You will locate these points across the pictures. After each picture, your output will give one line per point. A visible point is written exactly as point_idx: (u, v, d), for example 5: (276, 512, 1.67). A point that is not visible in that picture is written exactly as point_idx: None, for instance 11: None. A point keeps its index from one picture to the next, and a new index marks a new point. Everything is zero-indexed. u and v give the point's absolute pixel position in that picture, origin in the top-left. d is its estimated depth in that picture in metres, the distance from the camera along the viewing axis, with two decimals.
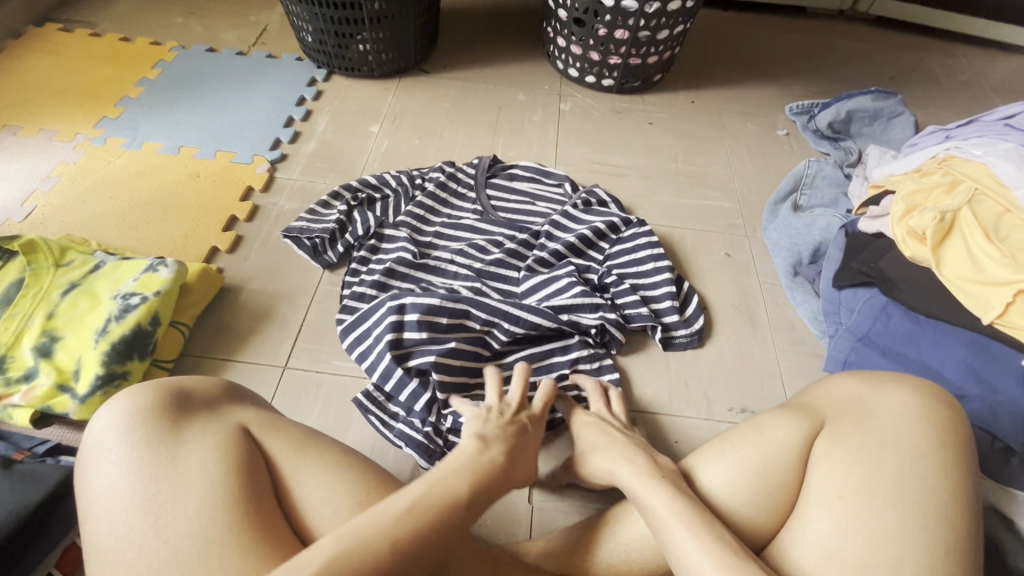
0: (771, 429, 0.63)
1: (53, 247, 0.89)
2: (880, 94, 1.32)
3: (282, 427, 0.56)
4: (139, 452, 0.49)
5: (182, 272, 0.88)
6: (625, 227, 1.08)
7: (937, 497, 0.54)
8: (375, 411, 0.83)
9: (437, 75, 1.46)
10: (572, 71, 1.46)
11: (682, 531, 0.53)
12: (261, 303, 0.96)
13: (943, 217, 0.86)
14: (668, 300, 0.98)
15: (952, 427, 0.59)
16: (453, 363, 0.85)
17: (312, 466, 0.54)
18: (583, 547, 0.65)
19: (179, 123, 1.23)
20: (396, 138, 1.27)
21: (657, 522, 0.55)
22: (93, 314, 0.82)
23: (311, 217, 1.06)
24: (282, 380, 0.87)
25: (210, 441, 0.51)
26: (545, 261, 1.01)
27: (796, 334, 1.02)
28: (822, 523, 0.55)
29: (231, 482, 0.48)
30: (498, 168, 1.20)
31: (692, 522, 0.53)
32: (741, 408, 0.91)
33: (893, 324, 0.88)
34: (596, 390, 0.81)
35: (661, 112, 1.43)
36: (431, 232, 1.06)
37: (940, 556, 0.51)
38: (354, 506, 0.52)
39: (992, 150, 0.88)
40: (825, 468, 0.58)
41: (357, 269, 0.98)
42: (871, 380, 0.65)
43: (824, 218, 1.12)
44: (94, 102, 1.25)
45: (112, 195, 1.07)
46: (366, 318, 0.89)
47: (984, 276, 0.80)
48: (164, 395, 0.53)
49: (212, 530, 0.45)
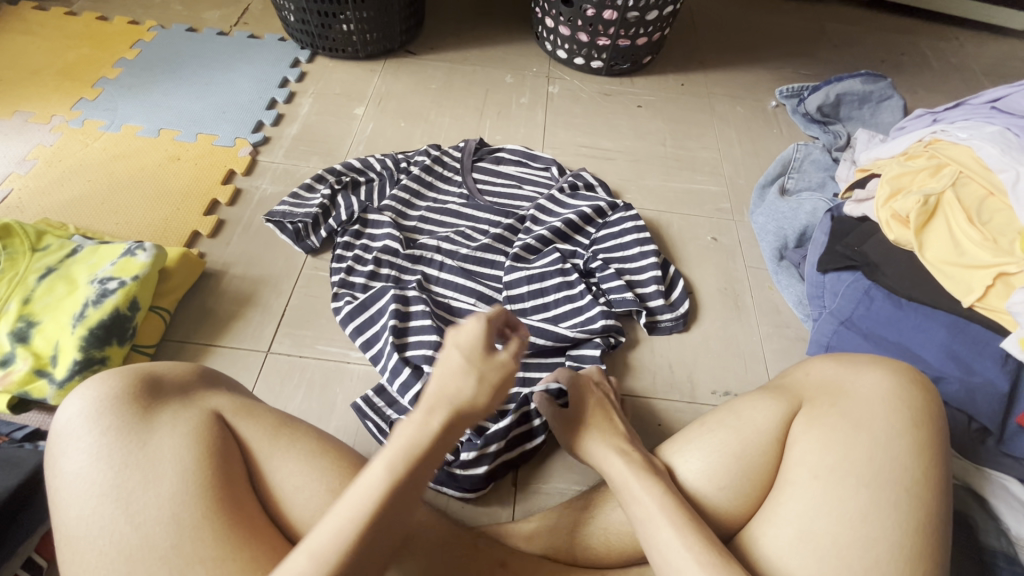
0: (748, 411, 0.64)
1: (29, 231, 0.87)
2: (870, 78, 1.30)
3: (257, 413, 0.56)
4: (108, 438, 0.48)
5: (161, 257, 0.87)
6: (611, 211, 1.08)
7: (907, 477, 0.55)
8: (374, 416, 0.80)
9: (423, 56, 1.43)
10: (560, 53, 1.44)
11: (665, 526, 0.54)
12: (243, 289, 0.95)
13: (926, 201, 0.86)
14: (654, 284, 0.98)
15: (926, 408, 0.59)
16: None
17: (286, 453, 0.54)
18: (562, 527, 0.66)
19: (159, 106, 1.20)
20: (381, 121, 1.25)
21: (644, 516, 0.56)
22: (71, 299, 0.81)
23: (294, 201, 1.05)
24: (265, 366, 0.87)
25: (182, 427, 0.50)
26: (531, 247, 1.00)
27: (780, 317, 1.02)
28: (796, 503, 0.56)
29: (204, 468, 0.48)
30: (485, 151, 1.18)
31: (677, 518, 0.54)
32: (724, 391, 0.92)
33: (875, 308, 0.88)
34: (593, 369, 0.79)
35: (650, 95, 1.41)
36: (416, 217, 1.05)
37: (910, 535, 0.53)
38: (328, 493, 0.53)
39: (977, 133, 0.88)
40: (802, 448, 0.59)
41: (342, 255, 0.97)
42: (848, 362, 0.65)
43: (811, 203, 1.12)
44: (71, 83, 1.22)
45: (90, 178, 1.05)
46: (370, 304, 0.90)
47: (966, 260, 0.80)
48: (134, 381, 0.52)
49: (186, 515, 0.46)
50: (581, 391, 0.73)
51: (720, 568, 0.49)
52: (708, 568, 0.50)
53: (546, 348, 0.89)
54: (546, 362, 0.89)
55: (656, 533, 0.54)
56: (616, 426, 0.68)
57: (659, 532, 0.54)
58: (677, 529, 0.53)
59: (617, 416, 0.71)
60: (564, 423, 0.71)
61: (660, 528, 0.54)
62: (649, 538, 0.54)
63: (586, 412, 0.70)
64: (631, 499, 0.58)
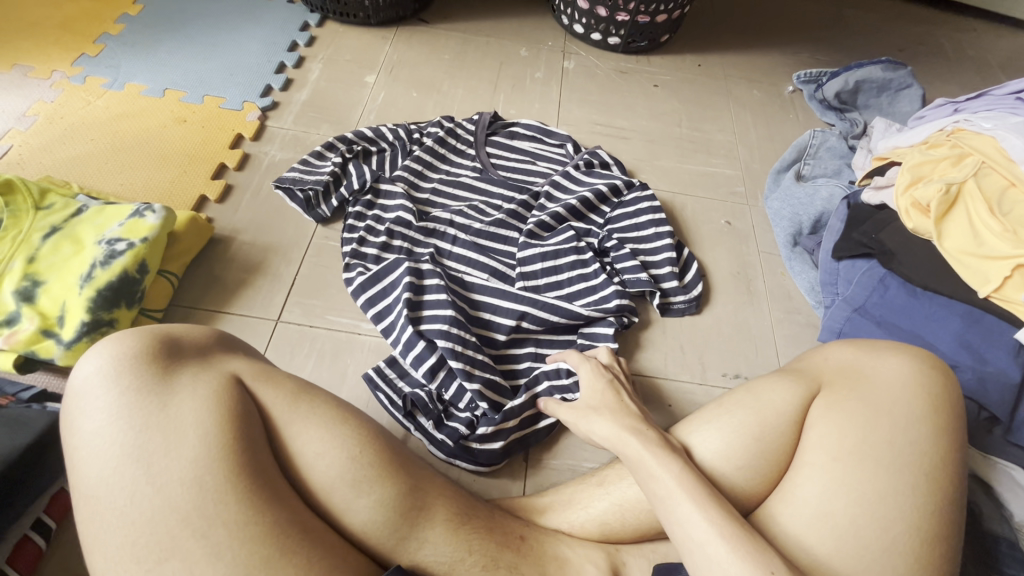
0: (767, 393, 0.63)
1: (32, 188, 0.85)
2: (891, 65, 1.28)
3: (276, 379, 0.55)
4: (128, 398, 0.47)
5: (170, 220, 0.84)
6: (627, 190, 1.06)
7: (924, 461, 0.55)
8: (385, 387, 0.80)
9: (436, 25, 1.39)
10: (577, 27, 1.41)
11: (684, 500, 0.54)
12: (252, 256, 0.93)
13: (947, 190, 0.86)
14: (668, 266, 0.97)
15: (945, 393, 0.59)
16: (466, 340, 0.82)
17: (306, 419, 0.53)
18: (576, 502, 0.66)
19: (164, 65, 1.16)
20: (393, 90, 1.22)
21: (659, 493, 0.56)
22: (77, 260, 0.79)
23: (304, 168, 1.02)
24: (275, 334, 0.86)
25: (202, 389, 0.49)
26: (545, 225, 0.99)
27: (792, 303, 1.02)
28: (814, 483, 0.56)
29: (224, 431, 0.47)
30: (499, 125, 1.16)
31: (694, 491, 0.54)
32: (735, 374, 0.92)
33: (889, 296, 0.88)
34: (606, 351, 0.79)
35: (667, 75, 1.39)
36: (428, 189, 1.03)
37: (924, 516, 0.53)
38: (349, 460, 0.51)
39: (1001, 124, 0.88)
40: (819, 430, 0.59)
41: (354, 225, 0.96)
42: (867, 348, 0.65)
43: (827, 189, 1.10)
44: (72, 38, 1.17)
45: (92, 136, 1.02)
46: (382, 276, 0.89)
47: (984, 251, 0.80)
48: (152, 342, 0.51)
49: (207, 478, 0.45)
50: (594, 375, 0.73)
51: (739, 539, 0.50)
52: (729, 540, 0.50)
53: (560, 327, 0.88)
54: (558, 339, 0.88)
55: (675, 509, 0.54)
56: (628, 406, 0.68)
57: (677, 506, 0.54)
58: (698, 503, 0.53)
59: (631, 400, 0.70)
60: (574, 412, 0.70)
61: (680, 502, 0.54)
62: (668, 514, 0.54)
63: (597, 398, 0.70)
64: (646, 476, 0.58)
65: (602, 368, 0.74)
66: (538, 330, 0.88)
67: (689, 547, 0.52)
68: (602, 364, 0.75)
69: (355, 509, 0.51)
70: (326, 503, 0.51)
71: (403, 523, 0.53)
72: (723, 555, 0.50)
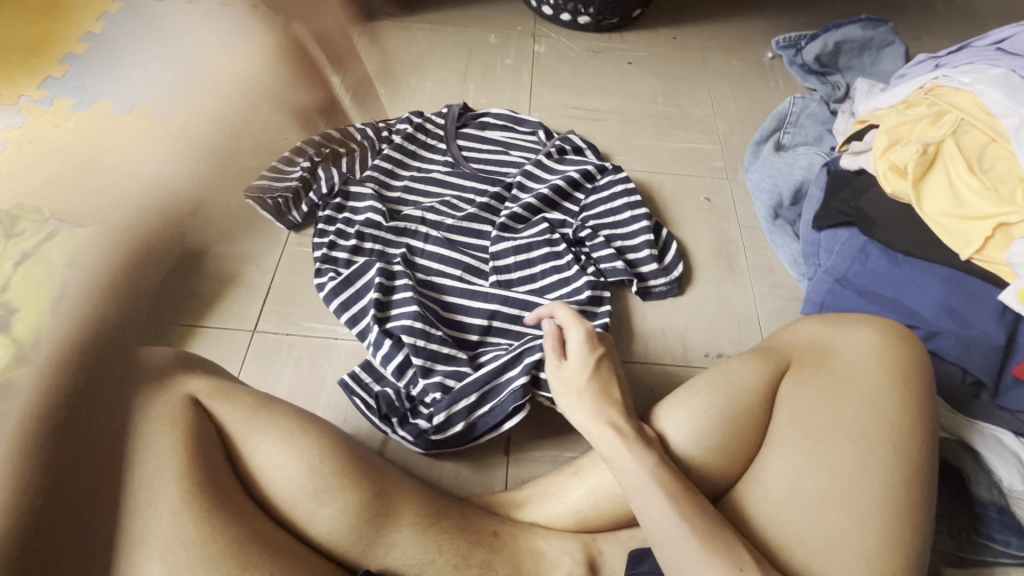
0: (737, 372, 0.62)
1: (1, 217, 0.85)
2: (870, 23, 1.23)
3: (232, 394, 0.54)
4: (78, 427, 0.47)
5: (137, 239, 0.84)
6: (600, 175, 1.04)
7: (895, 433, 0.54)
8: (360, 391, 0.79)
9: (402, 19, 1.37)
10: (546, 9, 1.37)
11: (655, 496, 0.53)
12: (225, 268, 0.93)
13: (925, 151, 0.83)
14: (646, 249, 0.96)
15: (913, 366, 0.58)
16: (430, 333, 0.82)
17: (263, 434, 0.52)
18: (552, 493, 0.66)
19: (129, 81, 1.16)
20: (361, 88, 1.21)
21: (630, 484, 0.55)
22: (48, 285, 0.79)
23: (272, 174, 1.01)
24: (251, 344, 0.86)
25: (155, 413, 0.49)
26: (517, 217, 0.98)
27: (775, 277, 1.00)
28: (785, 462, 0.56)
29: (178, 453, 0.47)
30: (469, 116, 1.14)
31: (671, 487, 0.54)
32: (717, 353, 0.91)
33: (871, 264, 0.85)
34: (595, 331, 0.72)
35: (641, 51, 1.36)
36: (399, 187, 1.02)
37: (896, 490, 0.52)
38: (308, 471, 0.51)
39: (980, 77, 0.84)
40: (790, 408, 0.58)
41: (325, 230, 0.95)
42: (837, 322, 0.63)
43: (806, 157, 1.08)
44: (38, 62, 1.17)
45: (63, 159, 1.03)
46: (354, 279, 0.88)
47: (966, 212, 0.78)
48: (103, 366, 0.50)
49: (161, 501, 0.45)
50: (585, 346, 0.66)
51: (706, 536, 0.50)
52: (697, 535, 0.50)
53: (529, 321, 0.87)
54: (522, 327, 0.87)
55: (649, 501, 0.53)
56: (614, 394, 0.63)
57: (645, 499, 0.54)
58: (670, 497, 0.53)
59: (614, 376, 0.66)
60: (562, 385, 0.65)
61: (653, 495, 0.53)
62: (641, 504, 0.54)
63: (581, 375, 0.65)
64: (618, 469, 0.57)
65: (594, 340, 0.68)
66: (510, 324, 0.87)
67: (656, 539, 0.52)
68: (595, 334, 0.68)
69: (318, 519, 0.52)
70: (293, 515, 0.52)
71: (369, 529, 0.53)
72: (689, 548, 0.50)
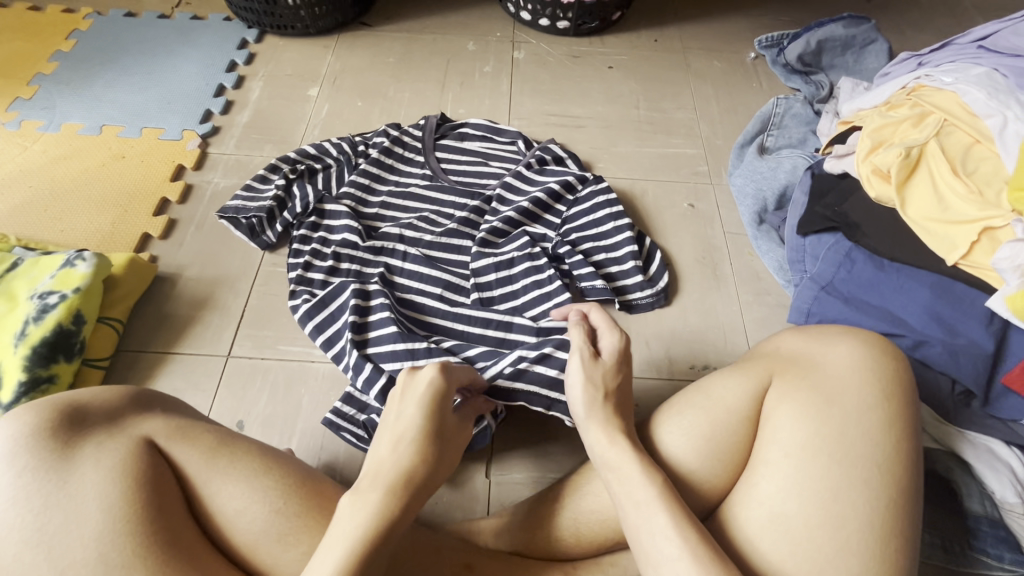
0: (720, 391, 0.60)
1: None
2: (853, 20, 1.20)
3: (193, 435, 0.52)
4: (25, 480, 0.45)
5: (103, 265, 0.83)
6: (581, 185, 1.03)
7: (881, 453, 0.52)
8: (348, 426, 0.77)
9: (379, 28, 1.35)
10: (525, 15, 1.35)
11: (660, 513, 0.51)
12: (198, 291, 0.91)
13: (908, 154, 0.81)
14: (631, 260, 0.94)
15: (897, 381, 0.56)
16: (415, 349, 0.80)
17: (224, 476, 0.50)
18: (531, 521, 0.64)
19: (99, 100, 1.14)
20: (337, 101, 1.19)
21: (630, 501, 0.53)
22: (11, 317, 0.77)
23: (247, 194, 0.99)
24: (226, 370, 0.84)
25: (107, 461, 0.47)
26: (497, 231, 0.96)
27: (761, 284, 0.99)
28: (770, 486, 0.54)
29: (132, 503, 0.45)
30: (447, 127, 1.12)
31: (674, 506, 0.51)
32: (703, 365, 0.89)
33: (856, 270, 0.84)
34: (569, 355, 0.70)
35: (622, 54, 1.34)
36: (377, 203, 1.00)
37: (883, 515, 0.50)
38: (272, 514, 0.50)
39: (962, 76, 0.82)
40: (773, 430, 0.56)
41: (299, 249, 0.93)
42: (819, 334, 0.62)
43: (790, 160, 1.06)
44: (5, 82, 1.15)
45: (31, 183, 1.00)
46: (329, 301, 0.86)
47: (948, 216, 0.76)
48: (53, 413, 0.48)
49: (113, 555, 0.43)
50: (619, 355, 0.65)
51: (712, 561, 0.47)
52: (699, 561, 0.47)
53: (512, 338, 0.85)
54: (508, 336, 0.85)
55: (650, 520, 0.51)
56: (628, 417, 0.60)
57: (644, 522, 0.51)
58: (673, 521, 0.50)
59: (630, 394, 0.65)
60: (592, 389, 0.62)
61: (655, 514, 0.51)
62: (639, 529, 0.51)
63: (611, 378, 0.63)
64: (618, 489, 0.54)
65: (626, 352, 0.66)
66: (490, 342, 0.85)
67: (655, 565, 0.49)
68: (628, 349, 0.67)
69: (283, 562, 0.49)
70: (251, 542, 0.49)
71: None
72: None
